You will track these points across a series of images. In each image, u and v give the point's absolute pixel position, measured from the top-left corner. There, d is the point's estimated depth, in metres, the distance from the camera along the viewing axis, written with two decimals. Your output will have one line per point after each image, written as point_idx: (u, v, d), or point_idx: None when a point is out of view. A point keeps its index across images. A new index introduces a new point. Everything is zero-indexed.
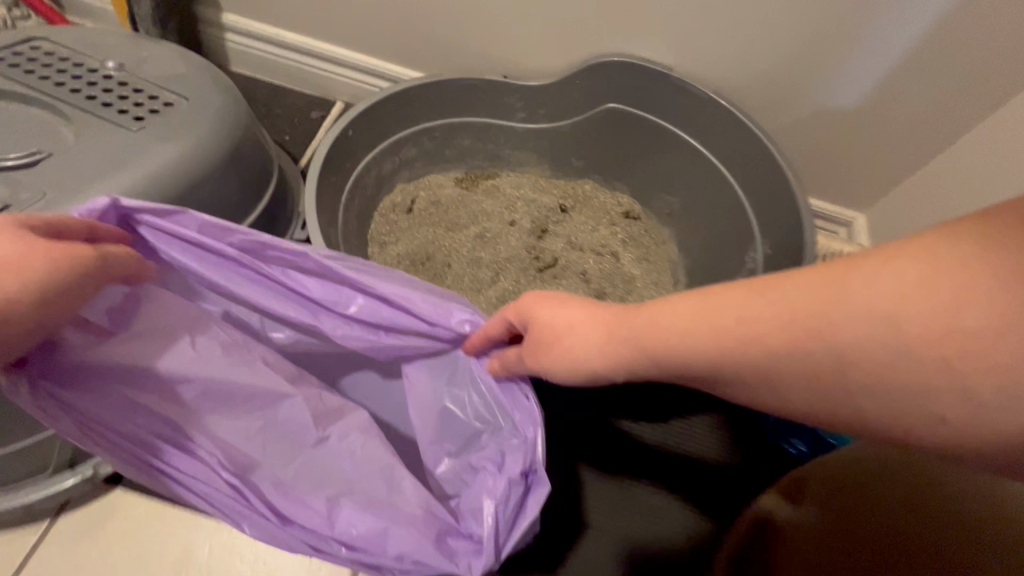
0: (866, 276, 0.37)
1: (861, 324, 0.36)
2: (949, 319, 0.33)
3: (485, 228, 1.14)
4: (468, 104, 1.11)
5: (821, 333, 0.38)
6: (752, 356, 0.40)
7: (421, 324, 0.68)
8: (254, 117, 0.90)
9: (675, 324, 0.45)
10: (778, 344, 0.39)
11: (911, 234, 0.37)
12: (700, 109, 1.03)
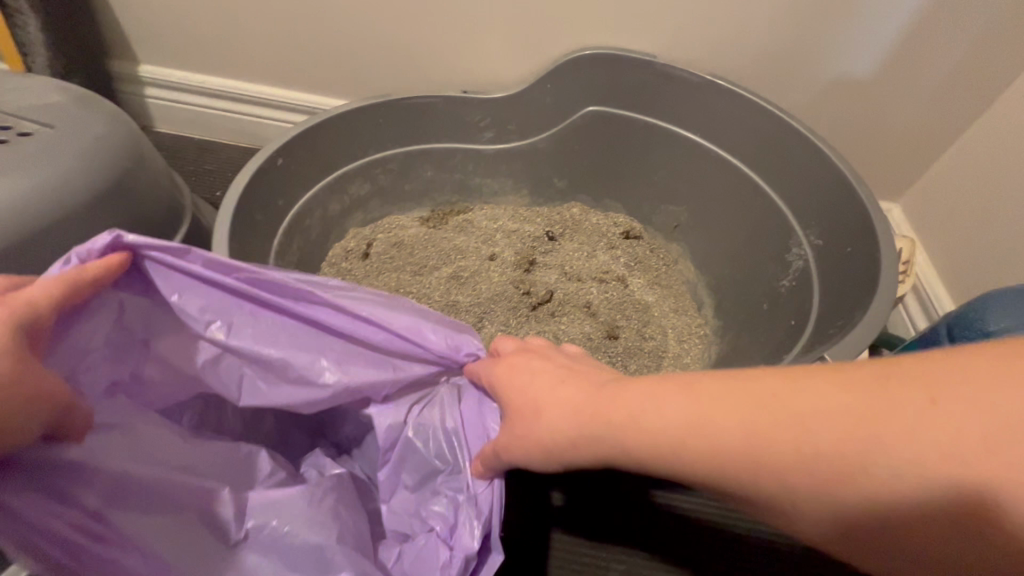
0: (904, 404, 0.31)
1: (902, 465, 0.30)
2: (1017, 482, 0.28)
3: (460, 266, 0.93)
4: (424, 126, 0.95)
5: (855, 475, 0.32)
6: (748, 458, 0.35)
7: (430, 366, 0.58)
8: (146, 148, 0.73)
9: (652, 398, 0.39)
10: (804, 483, 0.33)
11: (954, 355, 0.31)
12: (694, 98, 0.88)
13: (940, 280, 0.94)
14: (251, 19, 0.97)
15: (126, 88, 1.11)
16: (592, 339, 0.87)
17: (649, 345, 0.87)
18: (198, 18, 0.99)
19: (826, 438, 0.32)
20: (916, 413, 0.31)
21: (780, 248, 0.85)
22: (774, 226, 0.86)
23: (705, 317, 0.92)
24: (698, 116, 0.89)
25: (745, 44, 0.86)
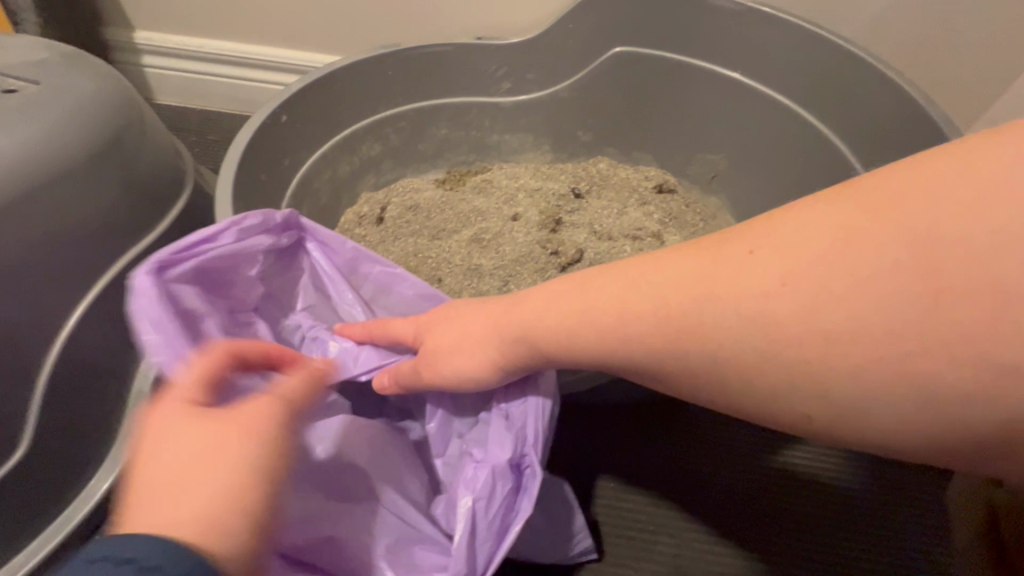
0: (848, 249, 0.34)
1: (847, 307, 0.33)
2: (970, 285, 0.30)
3: (481, 229, 0.87)
4: (436, 79, 0.88)
5: (800, 321, 0.34)
6: (729, 337, 0.37)
7: None
8: (140, 107, 0.68)
9: (606, 296, 0.42)
10: (744, 344, 0.36)
11: (924, 181, 0.33)
12: (732, 28, 0.79)
13: None
14: None
15: (123, 57, 1.05)
16: None
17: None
18: None
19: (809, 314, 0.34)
20: (868, 259, 0.33)
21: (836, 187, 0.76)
22: (828, 165, 0.77)
23: None
24: (736, 50, 0.81)
25: None
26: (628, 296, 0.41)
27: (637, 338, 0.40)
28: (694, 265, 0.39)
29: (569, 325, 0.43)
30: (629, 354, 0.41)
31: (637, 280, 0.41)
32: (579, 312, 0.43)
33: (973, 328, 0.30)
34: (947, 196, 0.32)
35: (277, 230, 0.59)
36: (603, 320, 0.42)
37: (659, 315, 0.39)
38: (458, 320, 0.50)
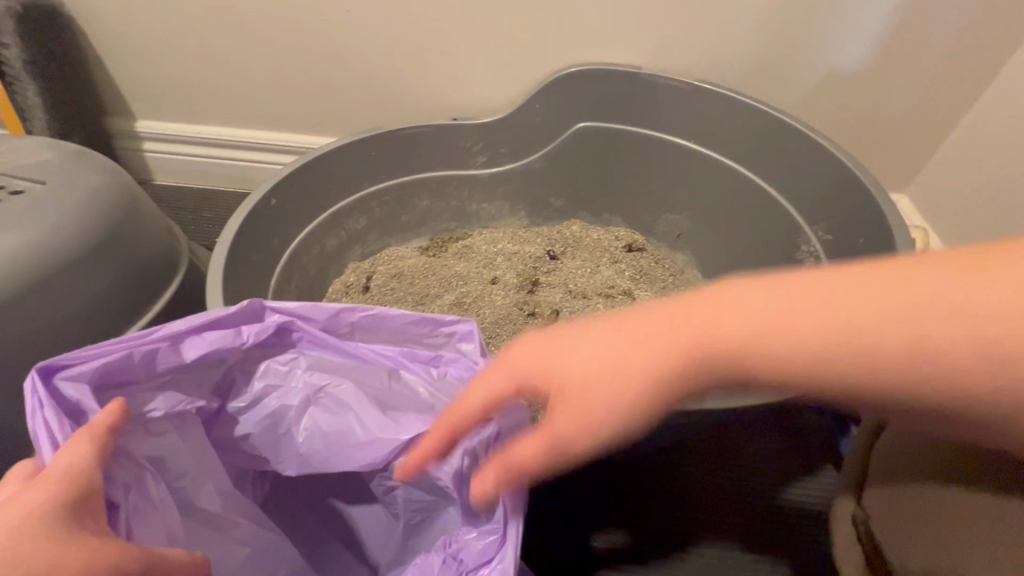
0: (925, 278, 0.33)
1: (939, 339, 0.32)
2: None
3: (463, 293, 0.91)
4: (417, 156, 0.95)
5: (863, 348, 0.33)
6: (831, 355, 0.33)
7: (429, 374, 0.56)
8: (138, 198, 0.73)
9: (715, 307, 0.36)
10: (850, 369, 0.33)
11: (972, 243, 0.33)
12: (683, 104, 0.87)
13: None
14: (241, 67, 0.98)
15: (124, 144, 1.13)
16: None
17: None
18: (189, 71, 1.00)
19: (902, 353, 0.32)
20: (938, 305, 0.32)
21: (789, 244, 0.83)
22: (778, 222, 0.84)
23: None
24: (689, 122, 0.88)
25: (732, 46, 0.85)
26: (818, 308, 0.34)
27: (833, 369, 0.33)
28: (808, 281, 0.35)
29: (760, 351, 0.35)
30: (774, 337, 0.34)
31: (737, 295, 0.36)
32: (766, 331, 0.34)
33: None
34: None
35: (243, 326, 0.53)
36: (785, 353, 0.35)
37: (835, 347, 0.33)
38: (577, 345, 0.38)
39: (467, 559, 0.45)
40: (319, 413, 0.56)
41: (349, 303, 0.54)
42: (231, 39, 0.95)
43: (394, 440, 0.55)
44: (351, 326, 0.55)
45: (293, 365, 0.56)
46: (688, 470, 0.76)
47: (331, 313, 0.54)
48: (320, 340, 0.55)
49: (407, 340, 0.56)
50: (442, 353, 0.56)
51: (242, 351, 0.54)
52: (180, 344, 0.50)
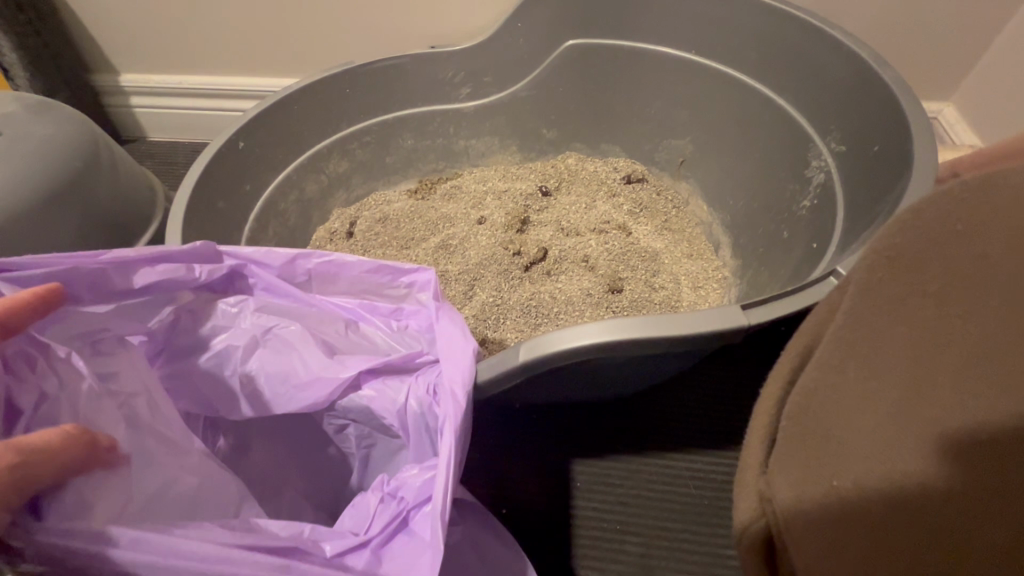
0: None
1: None
2: None
3: (449, 235, 0.87)
4: (396, 91, 0.89)
5: None
6: None
7: (382, 322, 0.57)
8: (102, 146, 0.72)
9: None
10: None
11: None
12: (681, 8, 0.77)
13: None
14: (210, 7, 0.94)
15: (113, 101, 1.11)
16: (594, 294, 0.78)
17: (657, 303, 0.78)
18: (161, 16, 0.96)
19: None
20: None
21: (798, 162, 0.73)
22: (788, 137, 0.75)
23: (723, 260, 0.82)
24: (688, 28, 0.78)
25: None
26: None
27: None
28: None
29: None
30: None
31: None
32: None
33: None
34: None
35: (195, 263, 0.55)
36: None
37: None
38: None
39: (407, 497, 0.48)
40: (264, 356, 0.56)
41: (305, 249, 0.56)
42: None
43: (336, 381, 0.54)
44: (304, 273, 0.57)
45: (242, 307, 0.57)
46: (671, 410, 0.71)
47: (289, 258, 0.56)
48: (275, 286, 0.57)
49: (367, 291, 0.57)
50: (401, 306, 0.56)
51: (193, 291, 0.56)
52: (130, 271, 0.52)
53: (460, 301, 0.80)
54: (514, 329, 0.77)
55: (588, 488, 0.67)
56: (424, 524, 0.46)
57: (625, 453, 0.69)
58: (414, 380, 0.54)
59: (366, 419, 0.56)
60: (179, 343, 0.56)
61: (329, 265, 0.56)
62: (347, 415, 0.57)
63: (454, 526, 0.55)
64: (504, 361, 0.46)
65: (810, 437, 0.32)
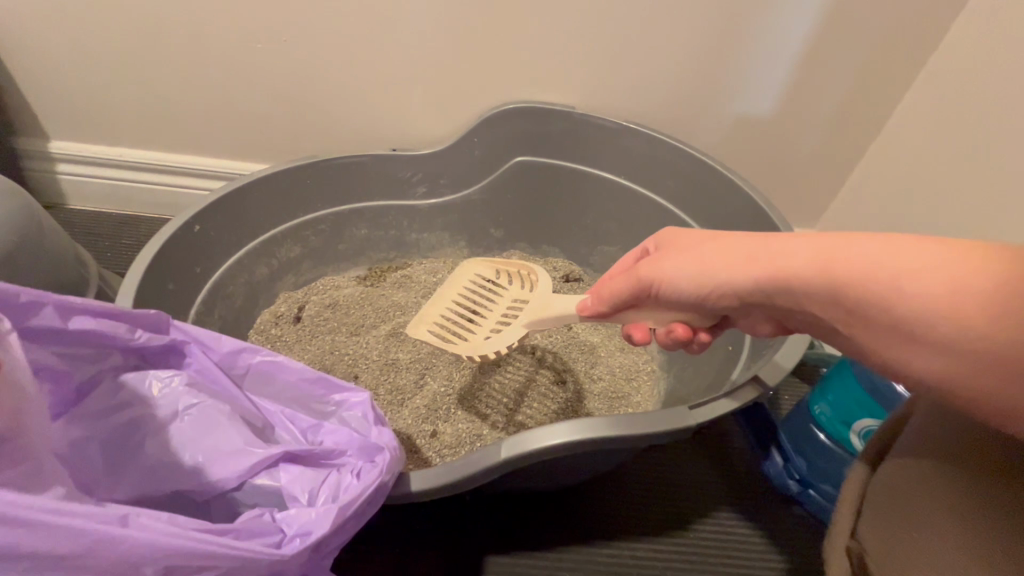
0: (865, 247, 0.38)
1: (897, 258, 0.36)
2: (892, 279, 0.36)
3: (399, 323, 0.90)
4: (355, 186, 0.94)
5: (841, 265, 0.38)
6: (811, 275, 0.40)
7: (302, 434, 0.57)
8: (38, 220, 0.68)
9: (872, 245, 0.38)
10: (834, 268, 0.38)
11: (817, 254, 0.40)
12: (613, 142, 0.92)
13: None
14: (171, 90, 0.95)
15: (34, 166, 1.05)
16: (539, 385, 0.84)
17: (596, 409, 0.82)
18: (113, 91, 0.96)
19: (850, 256, 0.38)
20: (874, 253, 0.37)
21: None
22: None
23: (650, 353, 0.92)
24: (618, 159, 0.93)
25: (655, 91, 0.91)
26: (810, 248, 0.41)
27: (915, 299, 0.34)
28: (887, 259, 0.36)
29: (881, 292, 0.36)
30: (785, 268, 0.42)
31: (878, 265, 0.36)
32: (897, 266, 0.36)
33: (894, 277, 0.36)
34: (821, 245, 0.40)
35: (138, 328, 0.55)
36: (871, 331, 0.37)
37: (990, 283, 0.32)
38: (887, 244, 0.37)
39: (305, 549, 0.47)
40: (181, 427, 0.53)
41: (253, 344, 0.58)
42: (160, 61, 0.92)
43: (247, 458, 0.52)
44: (244, 367, 0.58)
45: (172, 381, 0.55)
46: (613, 501, 0.75)
47: (234, 349, 0.58)
48: (206, 373, 0.57)
49: (295, 400, 0.59)
50: (323, 423, 0.57)
51: (120, 354, 0.55)
52: (70, 317, 0.51)
53: (411, 390, 0.81)
54: (465, 421, 0.79)
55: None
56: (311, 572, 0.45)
57: (571, 545, 0.70)
58: (328, 474, 0.52)
59: (267, 499, 0.52)
60: (89, 406, 0.53)
61: (270, 365, 0.58)
62: (251, 499, 0.52)
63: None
64: (486, 455, 0.48)
65: (885, 502, 0.44)
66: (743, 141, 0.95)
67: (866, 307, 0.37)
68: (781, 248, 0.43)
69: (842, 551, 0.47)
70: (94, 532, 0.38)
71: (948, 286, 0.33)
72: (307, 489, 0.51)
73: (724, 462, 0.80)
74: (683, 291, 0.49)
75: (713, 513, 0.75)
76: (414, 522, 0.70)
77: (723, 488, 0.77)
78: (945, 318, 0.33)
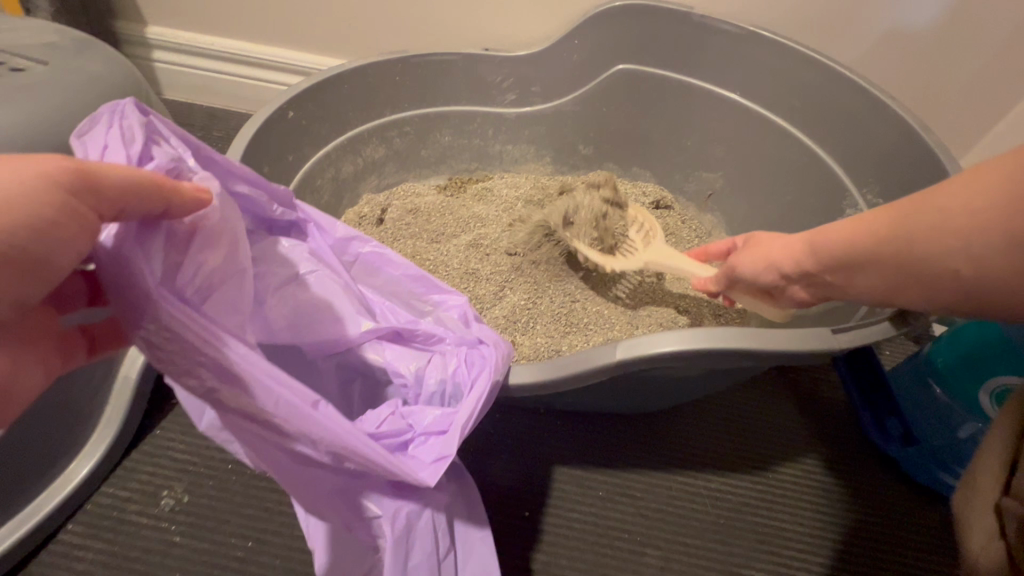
0: (917, 204, 0.39)
1: (944, 206, 0.37)
2: (942, 224, 0.37)
3: (480, 235, 0.87)
4: (447, 86, 0.89)
5: (900, 236, 0.40)
6: (867, 249, 0.42)
7: (404, 321, 0.57)
8: (147, 91, 0.68)
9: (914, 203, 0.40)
10: (885, 235, 0.41)
11: (864, 229, 0.43)
12: (734, 51, 0.82)
13: None
14: None
15: (132, 51, 1.06)
16: (624, 310, 0.80)
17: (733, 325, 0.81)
18: None
19: (894, 222, 0.40)
20: (916, 209, 0.39)
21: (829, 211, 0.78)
22: (820, 188, 0.80)
23: None
24: (735, 73, 0.84)
25: None
26: (860, 225, 0.43)
27: (864, 252, 0.43)
28: (919, 205, 0.39)
29: (926, 247, 0.38)
30: (842, 245, 0.44)
31: (916, 222, 0.39)
32: (941, 215, 0.37)
33: (939, 222, 0.37)
34: (873, 222, 0.42)
35: (274, 201, 0.55)
36: (901, 282, 0.41)
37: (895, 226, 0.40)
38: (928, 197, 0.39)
39: (418, 426, 0.49)
40: (298, 298, 0.54)
41: (365, 232, 0.59)
42: None
43: (357, 328, 0.55)
44: (353, 254, 0.59)
45: (293, 253, 0.56)
46: (692, 430, 0.72)
47: (345, 236, 0.59)
48: (322, 253, 0.57)
49: (396, 295, 0.59)
50: (421, 319, 0.57)
51: (251, 220, 0.55)
52: (228, 178, 0.50)
53: (491, 301, 0.81)
54: (544, 335, 0.78)
55: (570, 490, 0.67)
56: (428, 450, 0.48)
57: (646, 464, 0.69)
58: (431, 356, 0.54)
59: (371, 369, 0.55)
60: None
61: (378, 255, 0.59)
62: (359, 366, 0.56)
63: (441, 493, 0.53)
64: (594, 356, 0.47)
65: None
66: (885, 58, 0.82)
67: (845, 262, 0.45)
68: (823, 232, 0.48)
69: (987, 510, 0.40)
70: (296, 408, 0.41)
71: (968, 209, 0.36)
72: (413, 366, 0.54)
73: (815, 408, 0.75)
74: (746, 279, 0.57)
75: (803, 454, 0.71)
76: (488, 425, 0.71)
77: (817, 427, 0.74)
78: (985, 232, 0.35)
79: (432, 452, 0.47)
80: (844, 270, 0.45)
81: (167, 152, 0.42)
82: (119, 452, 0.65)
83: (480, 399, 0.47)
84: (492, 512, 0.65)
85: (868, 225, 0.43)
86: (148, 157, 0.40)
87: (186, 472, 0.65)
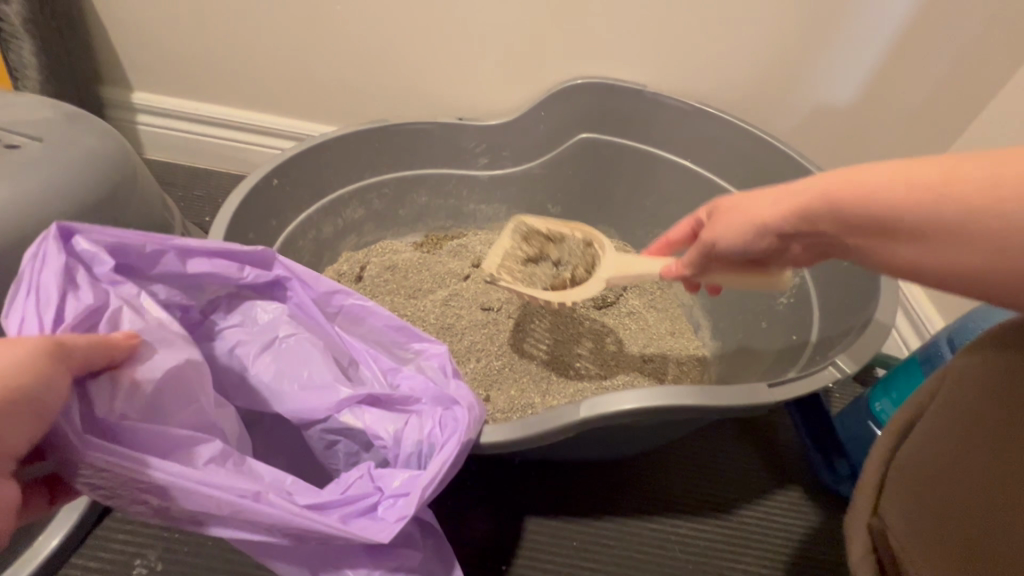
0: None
1: None
2: None
3: (455, 290, 0.91)
4: (423, 152, 0.95)
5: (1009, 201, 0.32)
6: (941, 205, 0.34)
7: (382, 382, 0.59)
8: (138, 162, 0.71)
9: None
10: (974, 197, 0.33)
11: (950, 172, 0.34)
12: (683, 123, 0.91)
13: (928, 302, 0.89)
14: (250, 47, 0.98)
15: (117, 114, 1.10)
16: (592, 359, 0.85)
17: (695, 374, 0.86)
18: (196, 47, 0.99)
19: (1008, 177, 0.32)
20: None
21: None
22: None
23: (702, 340, 0.91)
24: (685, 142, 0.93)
25: (729, 72, 0.90)
26: (932, 170, 0.35)
27: (945, 213, 0.34)
28: None
29: None
30: (909, 190, 0.35)
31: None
32: None
33: None
34: (973, 169, 0.33)
35: (248, 266, 0.57)
36: (949, 255, 0.34)
37: (947, 179, 0.34)
38: None
39: (388, 488, 0.52)
40: (281, 358, 0.58)
41: (346, 287, 0.60)
42: (241, 17, 0.94)
43: (336, 394, 0.57)
44: (334, 307, 0.60)
45: (275, 316, 0.60)
46: (659, 475, 0.76)
47: (329, 290, 0.60)
48: (305, 308, 0.60)
49: (379, 343, 0.62)
50: (402, 368, 0.60)
51: (233, 286, 0.58)
52: (189, 256, 0.54)
53: (467, 354, 0.84)
54: (516, 387, 0.81)
55: (544, 540, 0.69)
56: (391, 511, 0.50)
57: (615, 511, 0.72)
58: (408, 418, 0.56)
59: (352, 432, 0.57)
60: (211, 327, 0.58)
61: (359, 303, 0.60)
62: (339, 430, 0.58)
63: (414, 550, 0.56)
64: (560, 415, 0.51)
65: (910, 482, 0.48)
66: (815, 130, 0.93)
67: (893, 224, 0.36)
68: (847, 181, 0.39)
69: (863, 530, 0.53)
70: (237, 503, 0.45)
71: None
72: (391, 428, 0.56)
73: (772, 449, 0.80)
74: (725, 249, 0.51)
75: (761, 495, 0.75)
76: (463, 478, 0.73)
77: (772, 469, 0.78)
78: None
79: (396, 512, 0.50)
80: (875, 232, 0.37)
81: (82, 298, 0.45)
82: (92, 519, 0.65)
83: (445, 466, 0.51)
84: (468, 567, 0.66)
85: (959, 175, 0.34)
86: (62, 311, 0.44)
87: (160, 538, 0.65)
